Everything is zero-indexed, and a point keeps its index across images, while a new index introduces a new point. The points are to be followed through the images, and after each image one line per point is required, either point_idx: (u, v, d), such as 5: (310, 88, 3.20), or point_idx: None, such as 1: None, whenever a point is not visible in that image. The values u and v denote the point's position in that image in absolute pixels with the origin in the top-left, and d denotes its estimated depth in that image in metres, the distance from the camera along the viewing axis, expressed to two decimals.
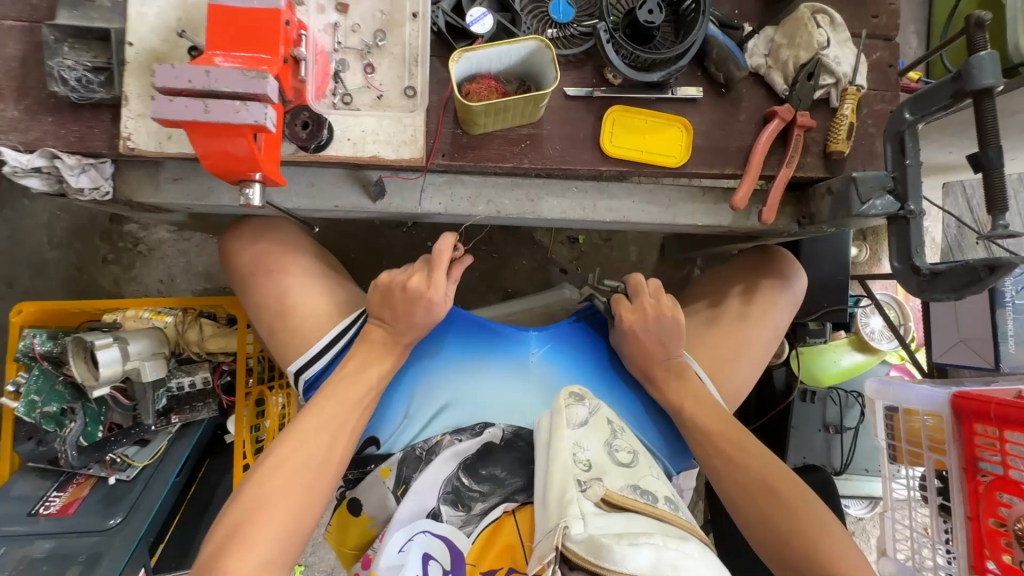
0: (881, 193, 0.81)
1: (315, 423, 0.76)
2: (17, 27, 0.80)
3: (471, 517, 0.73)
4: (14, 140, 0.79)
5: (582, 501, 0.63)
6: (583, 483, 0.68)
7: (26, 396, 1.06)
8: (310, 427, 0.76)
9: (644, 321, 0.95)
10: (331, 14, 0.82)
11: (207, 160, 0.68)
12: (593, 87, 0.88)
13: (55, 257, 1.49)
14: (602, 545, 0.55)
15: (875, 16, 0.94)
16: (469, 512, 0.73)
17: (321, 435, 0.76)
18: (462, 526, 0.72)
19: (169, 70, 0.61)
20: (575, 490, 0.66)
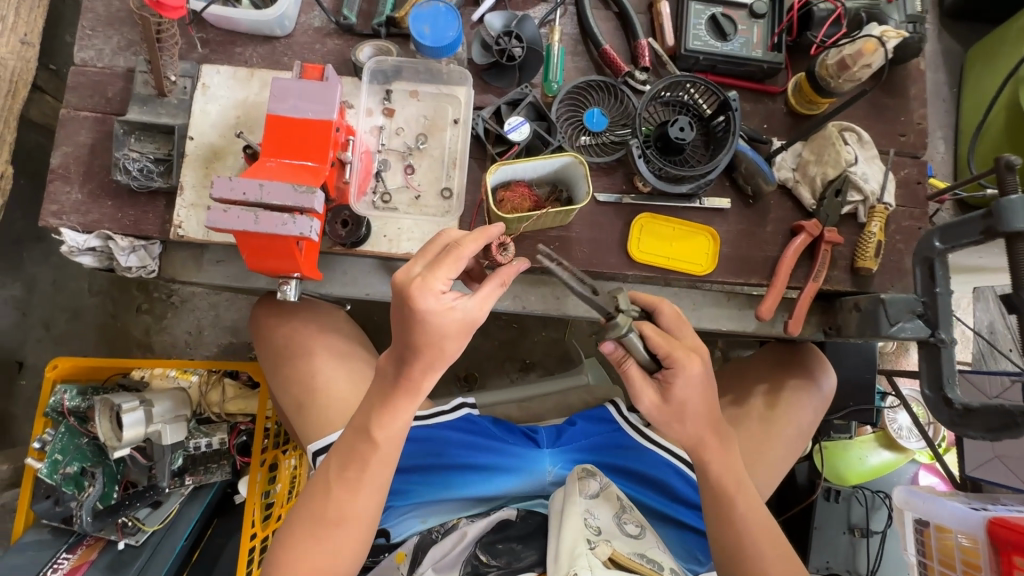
0: (909, 316, 0.81)
1: (364, 446, 0.74)
2: (92, 117, 0.87)
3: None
4: (74, 220, 0.85)
5: (591, 556, 0.69)
6: (591, 541, 0.73)
7: (50, 455, 1.07)
8: (362, 447, 0.74)
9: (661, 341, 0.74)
10: (378, 117, 0.88)
11: (253, 261, 0.72)
12: (623, 192, 0.91)
13: (92, 304, 1.54)
14: None
15: (903, 134, 0.96)
16: None
17: (371, 460, 0.74)
18: None
19: (227, 182, 0.66)
20: (585, 547, 0.71)
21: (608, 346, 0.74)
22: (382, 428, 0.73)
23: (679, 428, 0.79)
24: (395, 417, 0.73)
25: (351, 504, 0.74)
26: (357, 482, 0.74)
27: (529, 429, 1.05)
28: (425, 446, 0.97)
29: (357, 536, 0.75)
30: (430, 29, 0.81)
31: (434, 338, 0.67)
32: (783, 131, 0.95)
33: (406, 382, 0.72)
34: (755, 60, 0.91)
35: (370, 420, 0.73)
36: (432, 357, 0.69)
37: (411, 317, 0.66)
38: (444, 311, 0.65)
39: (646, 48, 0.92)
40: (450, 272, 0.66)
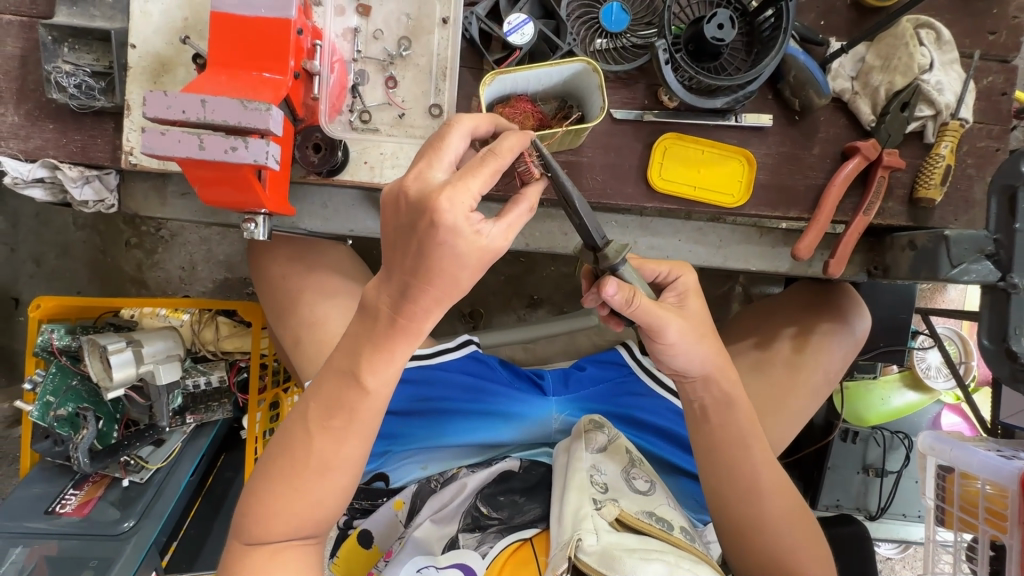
0: (978, 257, 0.69)
1: (353, 394, 0.62)
2: (16, 22, 0.73)
3: (487, 537, 0.73)
4: (14, 148, 0.74)
5: (597, 517, 0.64)
6: (597, 501, 0.67)
7: (42, 397, 1.05)
8: (350, 393, 0.62)
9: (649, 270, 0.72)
10: (351, 17, 0.73)
11: (209, 196, 0.62)
12: (644, 109, 0.77)
13: (79, 239, 1.46)
14: (615, 556, 0.58)
15: (992, 32, 0.79)
16: (485, 533, 0.74)
17: (361, 409, 0.62)
18: (477, 545, 0.72)
19: (161, 97, 0.55)
20: (590, 508, 0.66)
21: (612, 287, 0.60)
22: (374, 375, 0.61)
23: (694, 356, 0.69)
24: (390, 361, 0.62)
25: (337, 454, 0.64)
26: (347, 430, 0.63)
27: (534, 373, 0.99)
28: (420, 390, 0.91)
29: (344, 486, 0.65)
30: None
31: (454, 266, 0.55)
32: (844, 30, 0.78)
33: (402, 322, 0.59)
34: None
35: (359, 360, 0.61)
36: (444, 289, 0.57)
37: (432, 237, 0.53)
38: (468, 233, 0.54)
39: None
40: (482, 185, 0.55)
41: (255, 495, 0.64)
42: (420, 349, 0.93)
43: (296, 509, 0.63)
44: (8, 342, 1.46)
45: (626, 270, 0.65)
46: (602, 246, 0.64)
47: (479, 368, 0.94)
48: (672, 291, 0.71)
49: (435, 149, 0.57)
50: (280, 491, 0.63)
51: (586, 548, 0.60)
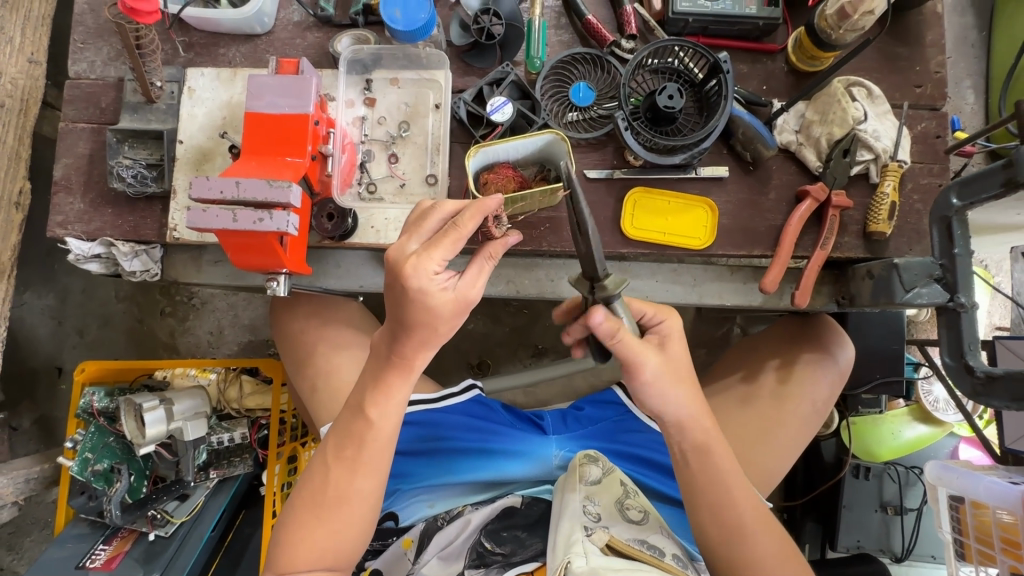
0: (928, 282, 0.76)
1: (360, 426, 0.71)
2: (88, 128, 0.89)
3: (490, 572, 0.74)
4: (78, 230, 0.88)
5: (587, 542, 0.67)
6: (588, 528, 0.70)
7: (81, 454, 1.13)
8: (358, 426, 0.71)
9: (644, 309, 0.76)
10: (359, 108, 0.87)
11: (238, 259, 0.73)
12: (613, 168, 0.88)
13: (119, 310, 1.60)
14: None
15: (919, 85, 0.89)
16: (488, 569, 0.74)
17: (369, 439, 0.71)
18: None
19: (204, 181, 0.67)
20: (582, 534, 0.69)
21: (598, 315, 0.68)
22: (377, 406, 0.70)
23: (672, 397, 0.72)
24: (391, 398, 0.71)
25: (351, 486, 0.71)
26: (359, 463, 0.71)
27: (535, 414, 1.05)
28: (425, 431, 0.97)
29: (361, 518, 0.72)
30: (402, 13, 0.80)
31: (427, 316, 0.65)
32: (784, 92, 0.90)
33: (399, 359, 0.69)
34: (749, 17, 0.86)
35: (364, 398, 0.71)
36: (421, 337, 0.67)
37: (403, 295, 0.64)
38: (433, 292, 0.64)
39: (631, 14, 0.88)
40: (444, 254, 0.64)
41: (283, 534, 0.71)
42: (428, 392, 0.99)
43: (319, 541, 0.70)
44: (50, 410, 1.56)
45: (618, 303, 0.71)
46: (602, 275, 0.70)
47: (481, 409, 1.00)
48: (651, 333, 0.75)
49: (416, 223, 0.68)
50: (306, 526, 0.70)
51: (574, 569, 0.63)
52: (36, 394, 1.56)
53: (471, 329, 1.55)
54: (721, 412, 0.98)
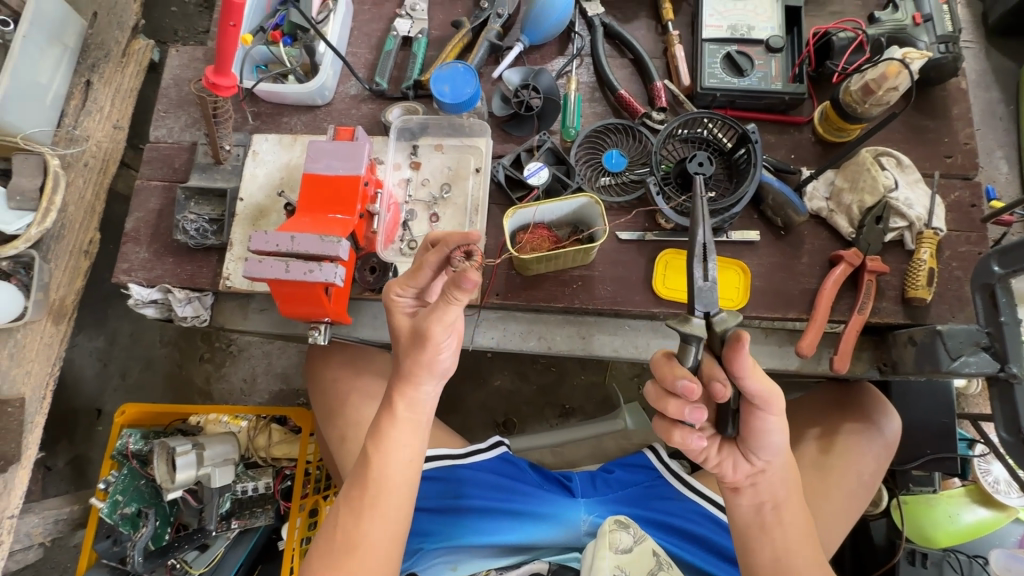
0: (974, 349, 0.74)
1: (368, 470, 0.74)
2: (160, 185, 0.98)
3: None
4: (141, 276, 0.94)
5: None
6: None
7: (112, 496, 1.15)
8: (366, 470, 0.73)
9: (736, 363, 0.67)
10: (405, 170, 0.94)
11: (286, 308, 0.77)
12: (645, 230, 0.90)
13: (161, 354, 1.67)
14: None
15: (949, 156, 0.91)
16: None
17: (375, 483, 0.73)
18: None
19: (263, 236, 0.73)
20: None
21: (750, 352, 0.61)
22: (383, 449, 0.73)
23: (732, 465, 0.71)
24: (391, 439, 0.74)
25: (359, 532, 0.72)
26: (370, 510, 0.73)
27: (563, 474, 1.01)
28: (450, 488, 0.94)
29: (370, 567, 0.72)
30: (449, 88, 0.88)
31: (419, 354, 0.70)
32: (813, 160, 0.92)
33: (402, 402, 0.74)
34: (775, 92, 0.90)
35: (373, 442, 0.74)
36: (415, 379, 0.72)
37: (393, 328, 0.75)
38: (399, 315, 0.73)
39: (662, 89, 0.94)
40: (409, 284, 0.71)
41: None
42: (454, 448, 0.98)
43: None
44: (85, 450, 1.60)
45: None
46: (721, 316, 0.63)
47: (502, 468, 0.98)
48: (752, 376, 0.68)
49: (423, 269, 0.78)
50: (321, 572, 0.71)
51: None
52: (74, 434, 1.60)
53: (498, 385, 1.55)
54: None
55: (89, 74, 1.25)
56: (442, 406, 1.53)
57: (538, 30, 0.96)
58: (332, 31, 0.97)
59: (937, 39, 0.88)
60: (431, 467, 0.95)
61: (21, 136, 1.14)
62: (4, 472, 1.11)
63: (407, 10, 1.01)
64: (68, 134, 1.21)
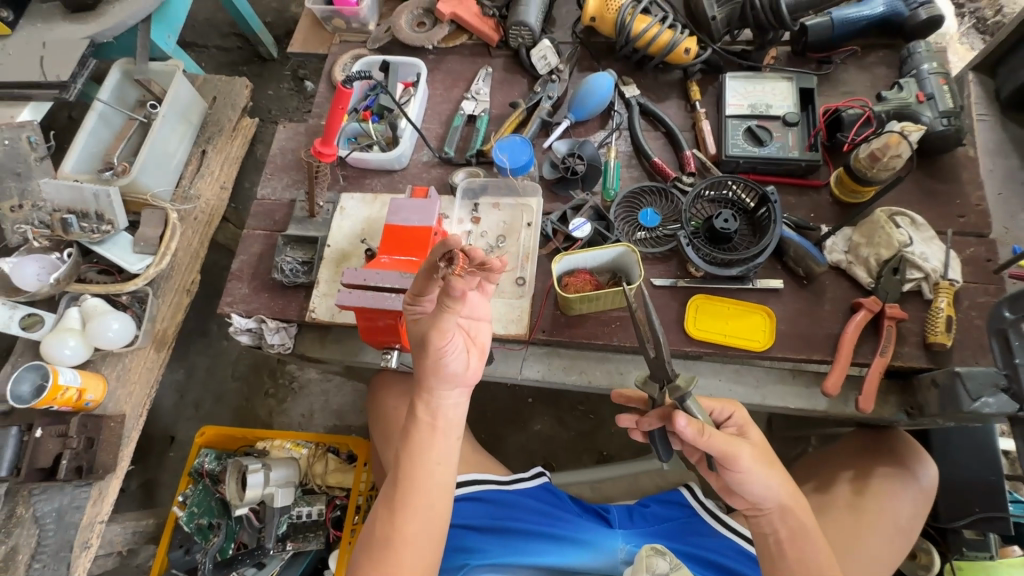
0: (993, 390, 0.79)
1: (405, 472, 0.83)
2: (263, 233, 1.18)
3: None
4: (241, 308, 1.11)
5: None
6: None
7: (189, 507, 1.31)
8: (403, 473, 0.83)
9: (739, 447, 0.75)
10: (466, 224, 1.09)
11: (366, 334, 0.92)
12: (678, 277, 1.01)
13: (231, 388, 1.83)
14: None
15: (961, 215, 0.99)
16: None
17: (414, 484, 0.82)
18: None
19: (355, 272, 0.89)
20: None
21: (683, 418, 0.73)
22: (419, 453, 0.83)
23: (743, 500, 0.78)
24: (416, 442, 0.84)
25: (399, 530, 0.81)
26: (401, 506, 0.82)
27: (601, 507, 1.07)
28: (495, 510, 1.01)
29: (410, 562, 0.79)
30: (509, 156, 1.07)
31: (425, 360, 0.79)
32: (831, 219, 1.03)
33: (432, 410, 0.84)
34: (792, 159, 1.03)
35: (410, 446, 0.84)
36: (434, 384, 0.82)
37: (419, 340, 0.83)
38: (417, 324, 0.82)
39: (691, 158, 1.08)
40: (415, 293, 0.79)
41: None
42: (501, 476, 1.07)
43: None
44: (157, 474, 1.74)
45: (692, 402, 0.79)
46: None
47: (542, 498, 1.04)
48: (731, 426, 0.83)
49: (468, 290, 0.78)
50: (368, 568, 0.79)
51: None
52: (149, 459, 1.75)
53: (538, 430, 1.61)
54: None
55: (205, 145, 1.50)
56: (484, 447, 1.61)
57: (584, 108, 1.13)
58: (413, 110, 1.19)
59: (940, 114, 0.99)
60: (479, 489, 1.04)
61: (149, 194, 1.37)
62: (100, 480, 1.26)
63: (473, 94, 1.21)
64: (184, 193, 1.45)
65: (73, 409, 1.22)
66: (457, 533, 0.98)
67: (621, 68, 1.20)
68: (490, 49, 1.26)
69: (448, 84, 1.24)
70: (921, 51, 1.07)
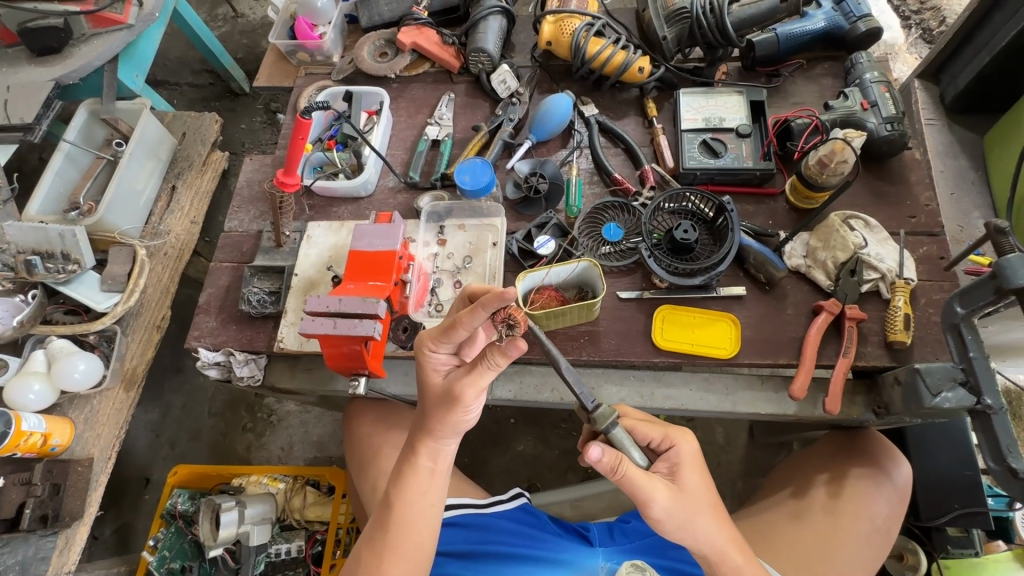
0: (952, 385, 0.80)
1: (395, 518, 0.79)
2: (230, 265, 1.17)
3: None
4: (208, 342, 1.10)
5: None
6: None
7: (160, 551, 1.25)
8: (392, 518, 0.79)
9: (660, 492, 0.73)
10: (433, 246, 1.10)
11: (332, 361, 0.91)
12: (643, 289, 1.02)
13: (208, 424, 1.79)
14: None
15: (913, 216, 1.02)
16: None
17: (407, 530, 0.79)
18: None
19: (317, 299, 0.89)
20: None
21: (597, 450, 0.71)
22: (410, 497, 0.79)
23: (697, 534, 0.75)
24: (413, 488, 0.79)
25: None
26: (390, 551, 0.78)
27: (581, 526, 1.06)
28: (472, 534, 0.99)
29: None
30: (470, 177, 1.07)
31: (446, 415, 0.75)
32: (789, 225, 1.05)
33: (429, 453, 0.80)
34: (747, 169, 1.05)
35: (402, 490, 0.79)
36: (441, 433, 0.78)
37: (428, 395, 0.78)
38: (433, 370, 0.78)
39: (650, 172, 1.10)
40: (441, 340, 0.75)
41: None
42: (478, 499, 1.06)
43: None
44: (131, 519, 1.68)
45: (616, 432, 0.77)
46: (593, 412, 0.77)
47: (523, 520, 1.02)
48: (668, 458, 0.79)
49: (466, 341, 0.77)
50: None
51: None
52: (122, 503, 1.70)
53: (521, 450, 1.60)
54: (772, 530, 0.97)
55: (175, 180, 1.48)
56: (467, 471, 1.58)
57: (545, 127, 1.15)
58: (376, 138, 1.20)
59: (884, 120, 1.03)
60: (455, 513, 1.02)
61: (117, 232, 1.36)
62: (67, 528, 1.21)
63: (436, 119, 1.24)
64: (153, 229, 1.43)
65: (37, 455, 1.18)
66: (437, 560, 0.97)
67: (579, 89, 1.23)
68: (452, 75, 1.29)
69: (411, 111, 1.27)
70: (862, 62, 1.12)
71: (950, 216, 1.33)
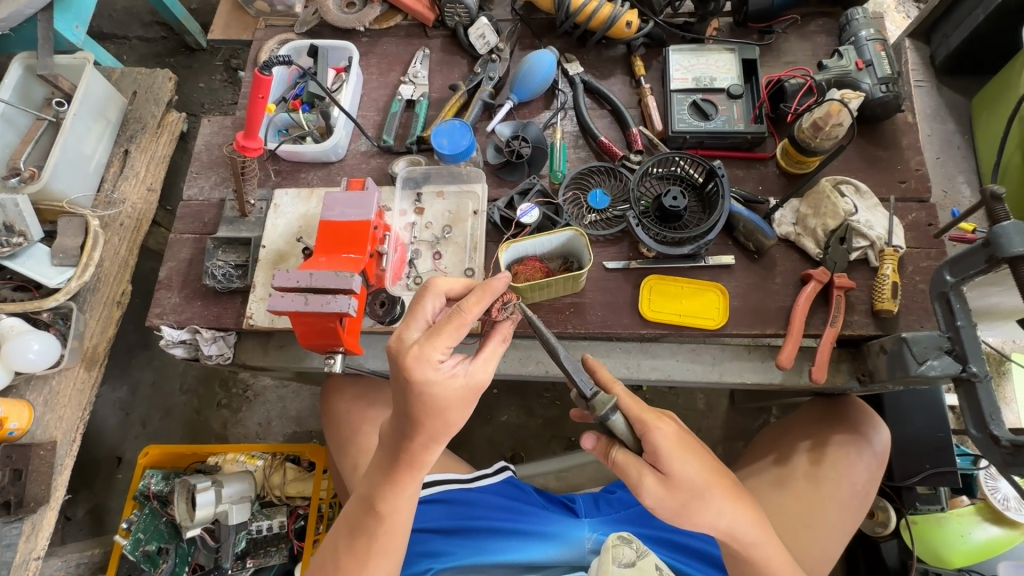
0: (937, 353, 0.79)
1: (371, 520, 0.78)
2: (191, 237, 1.09)
3: None
4: (172, 319, 1.03)
5: None
6: None
7: (134, 533, 1.24)
8: (371, 519, 0.78)
9: (647, 484, 0.73)
10: (410, 215, 1.04)
11: (304, 339, 0.87)
12: (630, 258, 0.98)
13: (180, 401, 1.72)
14: None
15: (903, 181, 1.00)
16: None
17: (382, 529, 0.78)
18: None
19: (285, 273, 0.83)
20: None
21: (589, 440, 0.79)
22: (385, 501, 0.77)
23: (709, 507, 0.74)
24: (401, 493, 0.78)
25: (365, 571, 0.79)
26: (373, 552, 0.79)
27: (568, 497, 1.06)
28: (457, 509, 0.98)
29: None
30: (448, 142, 1.01)
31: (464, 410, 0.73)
32: (779, 191, 1.02)
33: (407, 456, 0.76)
34: (738, 132, 1.01)
35: (376, 493, 0.78)
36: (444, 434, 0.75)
37: (440, 405, 0.71)
38: (448, 379, 0.70)
39: (637, 135, 1.05)
40: (449, 340, 0.70)
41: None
42: (463, 473, 1.03)
43: None
44: (105, 499, 1.63)
45: (614, 418, 0.73)
46: (591, 399, 0.72)
47: (508, 493, 1.02)
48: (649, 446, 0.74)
49: (454, 328, 0.70)
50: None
51: None
52: (94, 484, 1.64)
53: (505, 420, 1.59)
54: (754, 496, 1.00)
55: (127, 144, 1.36)
56: (449, 443, 1.57)
57: (527, 87, 1.08)
58: (344, 97, 1.12)
59: (879, 80, 0.99)
60: (441, 489, 1.00)
61: (66, 201, 1.25)
62: (32, 514, 1.16)
63: (411, 77, 1.15)
64: (107, 198, 1.32)
65: None
66: (422, 538, 0.95)
67: (563, 46, 1.15)
68: (426, 29, 1.19)
69: (382, 68, 1.17)
70: (858, 18, 1.07)
71: (935, 181, 1.32)
